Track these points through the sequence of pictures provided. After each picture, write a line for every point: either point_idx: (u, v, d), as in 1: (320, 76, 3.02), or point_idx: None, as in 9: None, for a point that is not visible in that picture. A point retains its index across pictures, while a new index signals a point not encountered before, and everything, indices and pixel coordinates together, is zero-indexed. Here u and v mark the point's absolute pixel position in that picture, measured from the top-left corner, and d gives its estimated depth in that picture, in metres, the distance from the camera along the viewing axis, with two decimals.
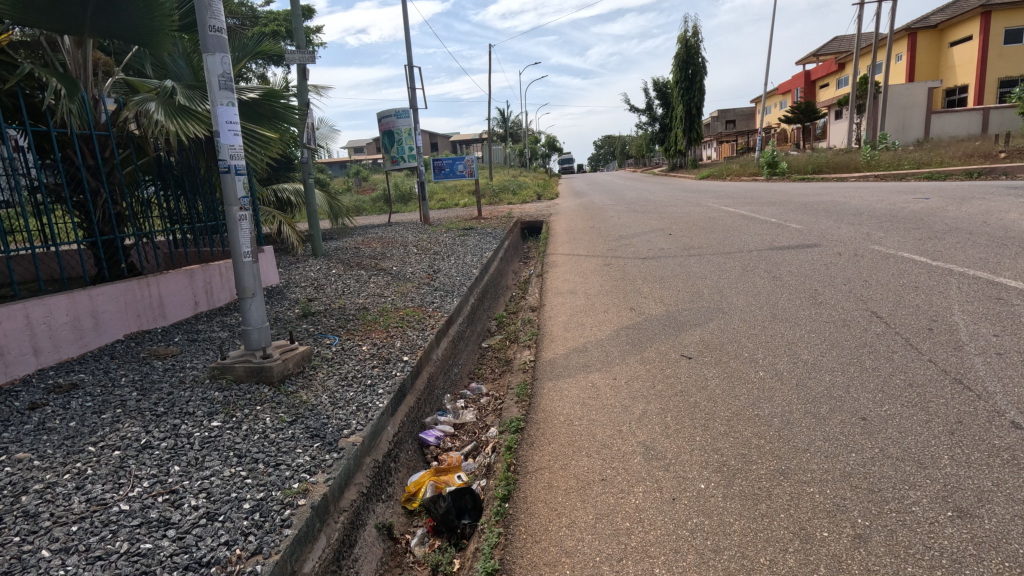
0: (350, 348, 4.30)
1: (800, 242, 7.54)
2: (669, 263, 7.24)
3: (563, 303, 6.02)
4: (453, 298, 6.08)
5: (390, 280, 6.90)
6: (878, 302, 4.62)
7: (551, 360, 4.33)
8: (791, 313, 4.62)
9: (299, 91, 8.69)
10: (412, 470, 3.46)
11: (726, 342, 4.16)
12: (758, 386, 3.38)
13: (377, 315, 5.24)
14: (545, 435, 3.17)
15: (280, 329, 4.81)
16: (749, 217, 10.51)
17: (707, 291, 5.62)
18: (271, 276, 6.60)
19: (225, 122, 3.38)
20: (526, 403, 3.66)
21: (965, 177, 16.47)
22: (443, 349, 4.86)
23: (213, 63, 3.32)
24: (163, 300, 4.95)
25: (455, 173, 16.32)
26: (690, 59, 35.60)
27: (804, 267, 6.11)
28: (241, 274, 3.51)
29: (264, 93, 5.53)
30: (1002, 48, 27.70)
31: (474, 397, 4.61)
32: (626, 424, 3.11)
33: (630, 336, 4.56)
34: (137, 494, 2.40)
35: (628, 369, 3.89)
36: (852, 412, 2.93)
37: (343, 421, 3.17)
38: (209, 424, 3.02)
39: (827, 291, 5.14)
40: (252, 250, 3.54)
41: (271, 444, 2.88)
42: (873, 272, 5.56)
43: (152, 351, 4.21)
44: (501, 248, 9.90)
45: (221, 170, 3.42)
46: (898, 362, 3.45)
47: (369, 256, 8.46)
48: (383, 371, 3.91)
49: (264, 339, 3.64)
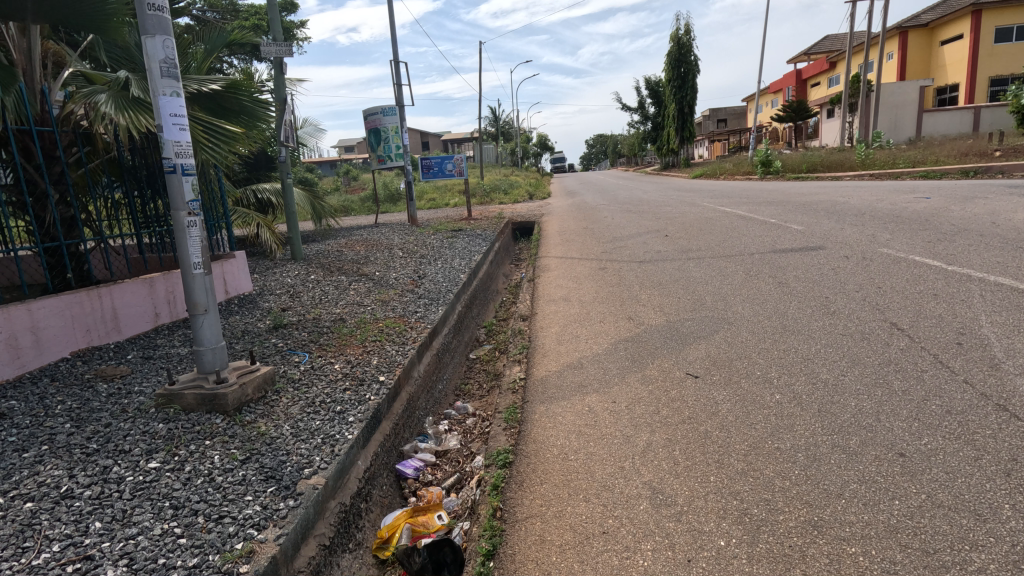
0: (320, 367, 3.87)
1: (803, 245, 7.18)
2: (667, 267, 6.88)
3: (557, 311, 5.63)
4: (438, 306, 5.67)
5: (372, 286, 6.49)
6: (897, 312, 4.28)
7: (544, 378, 3.93)
8: (803, 325, 4.26)
9: (276, 85, 8.27)
10: (386, 509, 3.05)
11: (736, 358, 3.79)
12: (776, 412, 3.01)
13: (354, 328, 4.81)
14: (537, 472, 2.78)
15: (246, 344, 4.37)
16: (748, 217, 10.18)
17: (710, 298, 5.27)
18: (244, 283, 6.16)
19: (169, 115, 2.95)
20: (515, 431, 3.26)
21: (960, 176, 16.24)
22: (426, 364, 4.46)
23: (153, 47, 2.90)
24: (117, 313, 4.50)
25: (445, 172, 15.87)
26: (682, 58, 35.35)
27: (811, 272, 5.76)
28: (190, 288, 3.09)
29: (228, 85, 5.06)
30: (992, 47, 27.64)
31: (460, 418, 4.21)
32: (629, 460, 2.73)
33: (629, 351, 4.19)
34: (41, 563, 1.98)
35: (628, 391, 3.50)
36: (888, 447, 2.55)
37: (304, 458, 2.76)
38: (146, 465, 2.59)
39: (839, 299, 4.79)
40: (203, 261, 3.12)
41: (216, 490, 2.46)
42: (886, 278, 5.22)
43: (98, 372, 3.78)
44: (491, 250, 9.50)
45: (165, 169, 3.00)
46: (930, 384, 3.09)
47: (352, 260, 8.03)
48: (356, 395, 3.48)
49: (220, 360, 3.22)
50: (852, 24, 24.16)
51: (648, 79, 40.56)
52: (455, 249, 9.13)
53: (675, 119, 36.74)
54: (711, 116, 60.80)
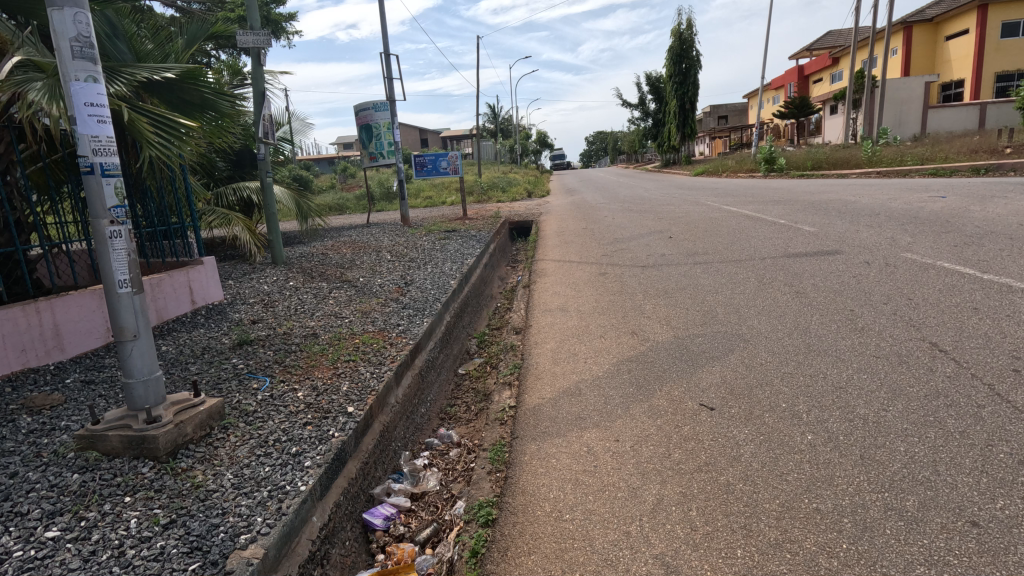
0: (280, 396, 3.38)
1: (818, 248, 6.70)
2: (672, 273, 6.40)
3: (553, 323, 5.14)
4: (423, 318, 5.18)
5: (354, 294, 6.00)
6: (935, 329, 3.79)
7: (537, 408, 3.43)
8: (829, 344, 3.77)
9: (254, 78, 7.75)
10: (348, 572, 2.56)
11: (756, 386, 3.30)
12: (810, 459, 2.53)
13: (327, 345, 4.33)
14: (524, 537, 2.30)
15: (200, 367, 3.89)
16: (755, 217, 9.69)
17: (722, 310, 4.79)
18: (214, 291, 5.67)
19: (84, 104, 2.45)
20: (500, 477, 2.79)
21: (971, 174, 15.74)
22: (406, 387, 3.96)
23: (62, 22, 2.39)
24: (60, 328, 4.03)
25: (439, 169, 15.31)
26: (684, 53, 34.78)
27: (830, 280, 5.29)
28: (115, 310, 2.59)
29: (186, 76, 4.58)
30: (999, 43, 27.11)
31: (442, 451, 3.72)
32: (637, 523, 2.26)
33: (634, 374, 3.71)
34: None
35: (634, 426, 3.02)
36: (956, 513, 2.08)
37: (242, 520, 2.27)
38: (42, 535, 2.12)
39: (866, 312, 4.30)
40: (132, 278, 2.63)
41: (123, 571, 1.98)
42: (916, 288, 4.74)
43: (25, 402, 3.28)
44: (486, 252, 9.02)
45: (80, 169, 2.50)
46: (992, 424, 2.61)
47: (336, 265, 7.55)
48: (316, 433, 2.99)
49: (154, 395, 2.71)
50: (857, 19, 23.64)
51: (648, 75, 40.00)
52: (447, 251, 8.64)
53: (676, 116, 36.16)
54: (714, 113, 60.23)
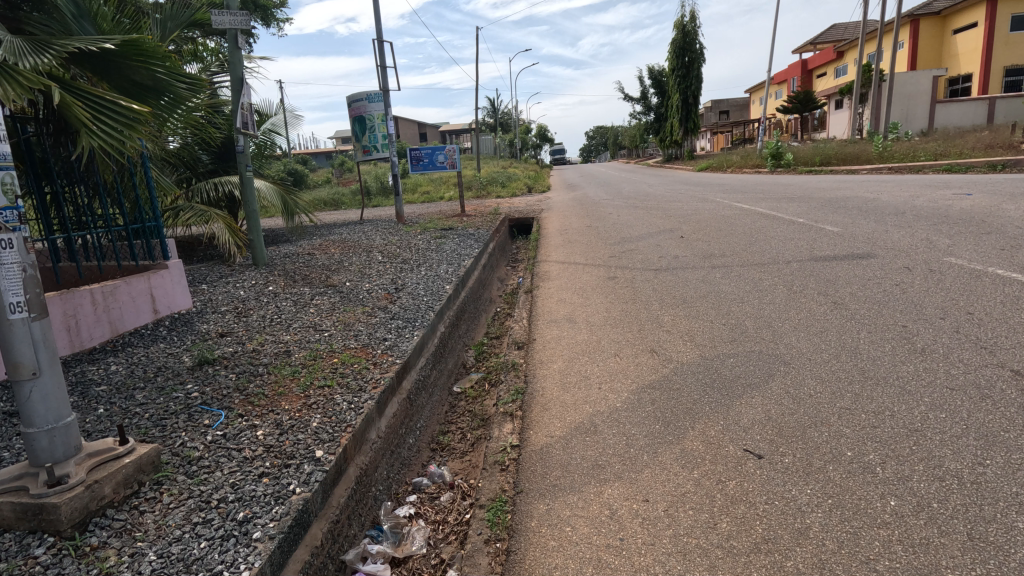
0: (235, 438, 2.80)
1: (847, 250, 6.14)
2: (688, 278, 5.82)
3: (559, 337, 4.57)
4: (413, 329, 4.60)
5: (338, 301, 5.43)
6: (1013, 353, 3.22)
7: (544, 451, 2.85)
8: (888, 370, 3.21)
9: (232, 64, 7.16)
10: None
11: (809, 426, 2.72)
12: (900, 537, 1.96)
13: (300, 366, 3.74)
14: None
15: (148, 395, 3.31)
16: (771, 215, 9.13)
17: (753, 324, 4.22)
18: (181, 299, 5.10)
19: None
20: (501, 549, 2.22)
21: (989, 170, 15.22)
22: (391, 416, 3.37)
23: None
24: None
25: (436, 164, 14.68)
26: (688, 45, 34.05)
27: (870, 288, 4.73)
28: (5, 342, 1.99)
29: (132, 52, 4.00)
30: (1008, 35, 26.47)
31: (432, 494, 3.14)
32: None
33: (660, 406, 3.13)
34: None
35: (666, 480, 2.45)
36: None
37: None
38: None
39: (922, 329, 3.73)
40: (30, 298, 2.03)
41: None
42: (974, 298, 4.17)
43: None
44: (485, 251, 8.44)
45: None
46: None
47: (322, 266, 6.97)
48: (273, 488, 2.40)
49: (62, 448, 2.15)
50: (865, 10, 22.97)
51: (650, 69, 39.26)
52: (442, 251, 8.06)
53: (680, 111, 35.46)
54: (715, 107, 59.64)
